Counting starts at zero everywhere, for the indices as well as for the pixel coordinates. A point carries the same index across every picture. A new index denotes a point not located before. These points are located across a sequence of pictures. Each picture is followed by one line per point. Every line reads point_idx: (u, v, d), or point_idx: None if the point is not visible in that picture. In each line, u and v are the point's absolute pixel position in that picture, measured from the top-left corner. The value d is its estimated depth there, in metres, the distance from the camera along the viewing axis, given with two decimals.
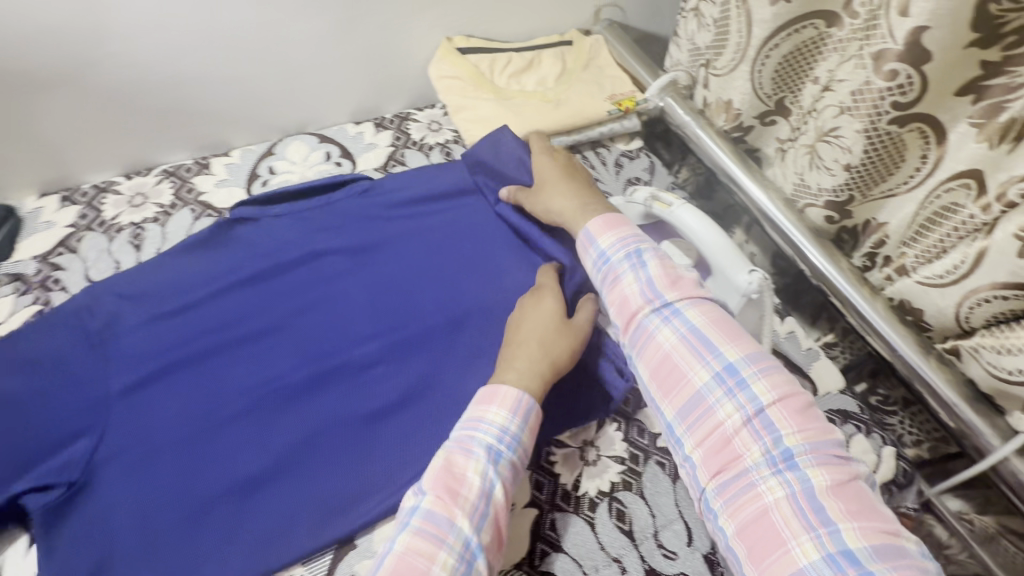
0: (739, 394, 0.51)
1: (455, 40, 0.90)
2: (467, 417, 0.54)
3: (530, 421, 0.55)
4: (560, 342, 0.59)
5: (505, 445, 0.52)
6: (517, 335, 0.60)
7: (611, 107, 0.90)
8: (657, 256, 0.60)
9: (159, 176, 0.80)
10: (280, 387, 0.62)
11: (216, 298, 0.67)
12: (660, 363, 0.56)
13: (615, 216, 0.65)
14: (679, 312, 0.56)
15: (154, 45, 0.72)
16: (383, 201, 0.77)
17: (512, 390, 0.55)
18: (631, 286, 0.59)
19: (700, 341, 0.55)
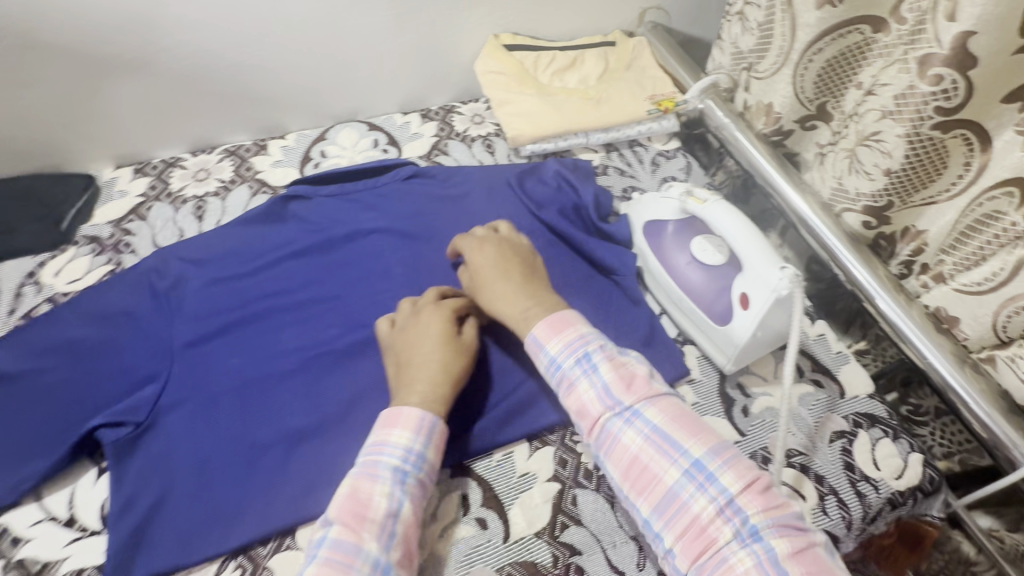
0: (710, 487, 0.48)
1: (502, 37, 0.93)
2: (370, 444, 0.52)
3: (438, 437, 0.54)
4: (457, 359, 0.58)
5: (412, 464, 0.52)
6: (413, 359, 0.57)
7: (651, 106, 0.92)
8: (608, 355, 0.55)
9: (221, 154, 0.86)
10: (326, 352, 0.66)
11: (271, 268, 0.73)
12: (629, 467, 0.51)
13: (555, 313, 0.58)
14: (640, 413, 0.52)
15: (226, 32, 0.78)
16: (426, 188, 0.81)
17: (415, 411, 0.53)
18: (588, 393, 0.54)
19: (665, 439, 0.51)
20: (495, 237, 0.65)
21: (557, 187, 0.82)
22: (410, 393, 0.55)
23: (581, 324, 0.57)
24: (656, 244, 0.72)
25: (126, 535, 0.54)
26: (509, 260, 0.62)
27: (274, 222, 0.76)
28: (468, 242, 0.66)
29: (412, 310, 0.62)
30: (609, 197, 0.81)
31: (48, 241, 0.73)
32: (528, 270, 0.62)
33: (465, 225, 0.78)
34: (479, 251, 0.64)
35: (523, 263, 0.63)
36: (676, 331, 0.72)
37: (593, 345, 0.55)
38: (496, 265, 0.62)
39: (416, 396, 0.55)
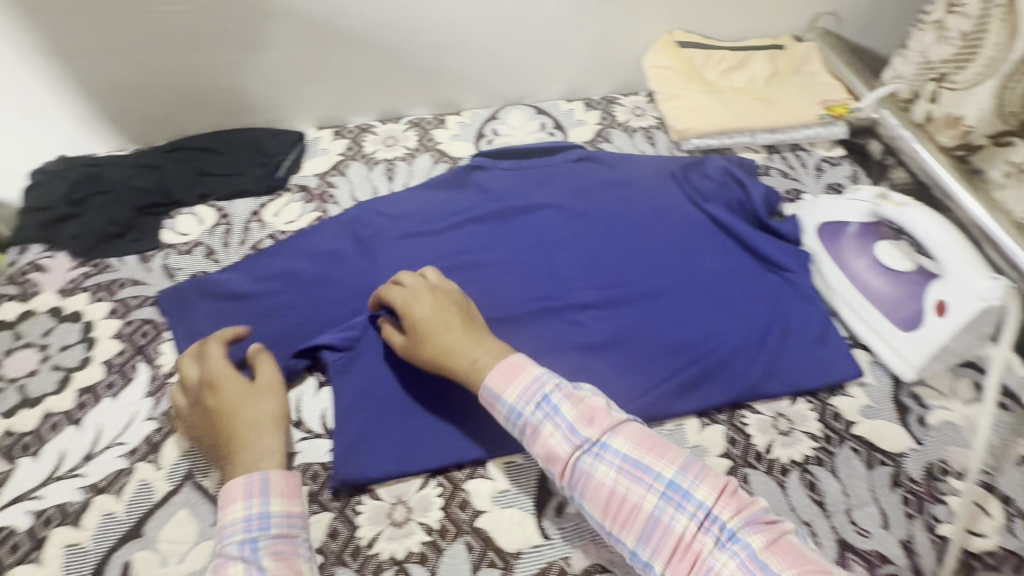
0: (688, 504, 0.46)
1: (675, 34, 0.96)
2: (214, 533, 0.49)
3: (276, 488, 0.51)
4: (270, 404, 0.58)
5: (259, 530, 0.48)
6: (224, 430, 0.55)
7: (822, 112, 0.91)
8: (565, 393, 0.52)
9: (407, 125, 0.95)
10: (509, 311, 0.72)
11: (455, 230, 0.79)
12: (606, 503, 0.49)
13: (506, 360, 0.55)
14: (607, 445, 0.50)
15: (436, 13, 0.86)
16: (595, 170, 0.85)
17: (238, 479, 0.51)
18: (553, 436, 0.51)
19: (636, 466, 0.49)
20: (420, 285, 0.62)
21: (722, 182, 0.83)
22: (236, 465, 0.53)
23: (534, 366, 0.55)
24: (833, 244, 0.73)
25: (345, 443, 0.61)
26: (445, 310, 0.60)
27: (457, 188, 0.83)
28: (394, 293, 0.62)
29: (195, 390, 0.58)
30: (777, 196, 0.82)
31: (262, 185, 0.83)
32: (467, 318, 0.60)
33: (633, 209, 0.81)
34: (414, 301, 0.61)
35: (461, 312, 0.60)
36: (845, 332, 0.71)
37: (550, 386, 0.53)
38: (435, 315, 0.59)
39: (244, 465, 0.53)
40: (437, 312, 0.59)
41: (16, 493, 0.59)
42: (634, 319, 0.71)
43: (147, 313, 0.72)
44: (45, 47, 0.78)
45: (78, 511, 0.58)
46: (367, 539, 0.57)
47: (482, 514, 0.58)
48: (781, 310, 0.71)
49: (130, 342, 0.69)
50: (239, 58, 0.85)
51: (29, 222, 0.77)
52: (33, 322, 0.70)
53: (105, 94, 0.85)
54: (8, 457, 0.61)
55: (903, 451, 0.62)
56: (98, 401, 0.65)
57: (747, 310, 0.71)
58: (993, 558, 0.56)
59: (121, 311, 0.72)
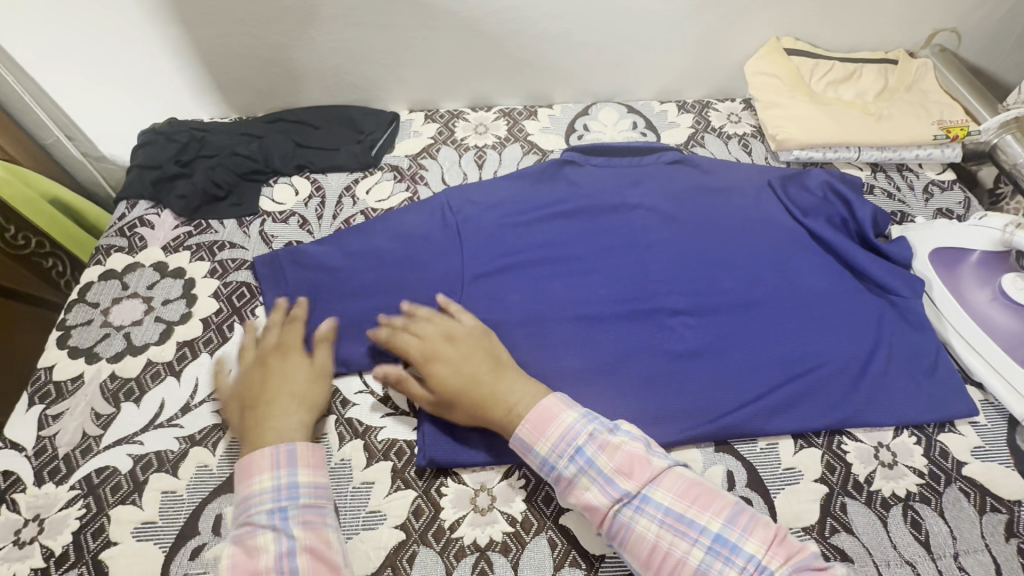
0: (736, 557, 0.47)
1: (782, 40, 0.92)
2: (239, 501, 0.52)
3: (302, 460, 0.54)
4: (316, 387, 0.62)
5: (288, 497, 0.51)
6: (266, 395, 0.59)
7: (938, 132, 0.86)
8: (600, 443, 0.53)
9: (497, 114, 0.95)
10: (597, 309, 0.70)
11: (543, 222, 0.78)
12: (649, 556, 0.50)
13: (534, 409, 0.56)
14: (648, 497, 0.51)
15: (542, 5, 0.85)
16: (689, 174, 0.83)
17: (266, 450, 0.54)
18: (591, 489, 0.52)
19: (679, 519, 0.50)
20: (437, 334, 0.61)
21: (823, 197, 0.80)
22: (264, 429, 0.57)
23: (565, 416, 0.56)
24: (950, 273, 0.69)
25: (433, 426, 0.61)
26: (469, 360, 0.59)
27: (548, 181, 0.83)
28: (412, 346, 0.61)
29: (257, 352, 0.64)
30: (885, 216, 0.78)
31: (356, 162, 0.85)
32: (492, 360, 0.60)
33: (728, 218, 0.79)
34: (438, 360, 0.60)
35: (488, 363, 0.59)
36: (957, 366, 0.67)
37: (585, 437, 0.54)
38: (460, 366, 0.59)
39: (270, 433, 0.56)
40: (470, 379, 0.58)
41: (119, 435, 0.61)
42: (728, 330, 0.69)
43: (244, 276, 0.74)
44: (170, 12, 0.82)
45: (176, 460, 0.59)
46: (450, 521, 0.56)
47: (566, 512, 0.57)
48: (888, 335, 0.67)
49: (228, 302, 0.71)
50: (348, 37, 0.87)
51: (140, 179, 0.81)
52: (139, 274, 0.73)
53: (216, 62, 0.89)
54: (112, 401, 0.63)
55: (1018, 499, 0.57)
56: (196, 355, 0.67)
57: (850, 332, 0.67)
58: None
59: (219, 272, 0.74)
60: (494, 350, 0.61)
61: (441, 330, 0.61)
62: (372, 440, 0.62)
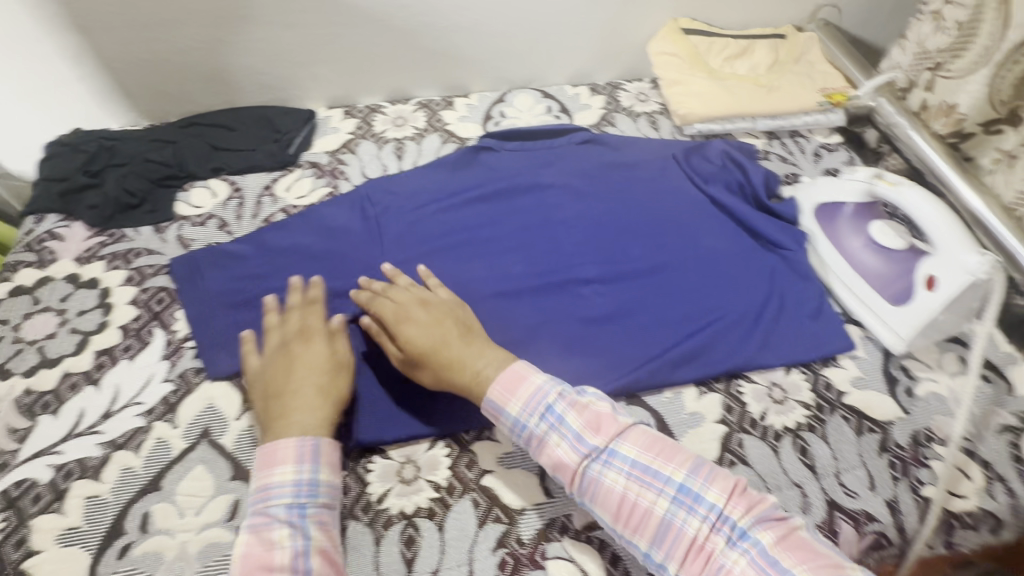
0: (699, 506, 0.50)
1: (680, 21, 0.98)
2: (257, 491, 0.52)
3: (325, 457, 0.54)
4: (339, 378, 0.60)
5: (306, 493, 0.52)
6: (287, 386, 0.58)
7: (821, 99, 0.93)
8: (569, 402, 0.56)
9: (416, 106, 0.97)
10: (514, 285, 0.74)
11: (462, 207, 0.81)
12: (616, 507, 0.52)
13: (505, 372, 0.58)
14: (615, 452, 0.54)
15: None
16: (598, 152, 0.88)
17: (291, 441, 0.53)
18: (561, 446, 0.55)
19: (645, 471, 0.53)
20: (413, 300, 0.64)
21: (722, 166, 0.86)
22: (287, 423, 0.55)
23: (536, 378, 0.58)
24: (829, 225, 0.76)
25: (361, 408, 0.63)
26: (440, 324, 0.62)
27: (466, 167, 0.86)
28: (389, 309, 0.63)
29: (280, 338, 0.62)
30: (775, 179, 0.84)
31: (274, 161, 0.85)
32: (463, 327, 0.63)
33: (637, 191, 0.84)
34: (406, 322, 0.62)
35: (456, 325, 0.62)
36: (838, 308, 0.74)
37: (555, 398, 0.56)
38: (428, 331, 0.61)
39: (294, 427, 0.55)
40: (427, 344, 0.61)
41: (37, 448, 0.60)
42: (636, 294, 0.74)
43: (163, 281, 0.74)
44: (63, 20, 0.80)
45: (98, 466, 0.59)
46: (378, 494, 0.59)
47: (488, 474, 0.61)
48: (779, 286, 0.73)
49: (146, 308, 0.71)
50: (255, 37, 0.88)
51: (46, 191, 0.79)
52: (51, 287, 0.72)
53: (121, 68, 0.88)
54: (29, 415, 0.62)
55: (890, 419, 0.64)
56: (115, 362, 0.66)
57: (745, 286, 0.73)
58: (973, 518, 0.59)
59: (136, 279, 0.73)
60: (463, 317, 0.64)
61: (413, 298, 0.64)
62: None
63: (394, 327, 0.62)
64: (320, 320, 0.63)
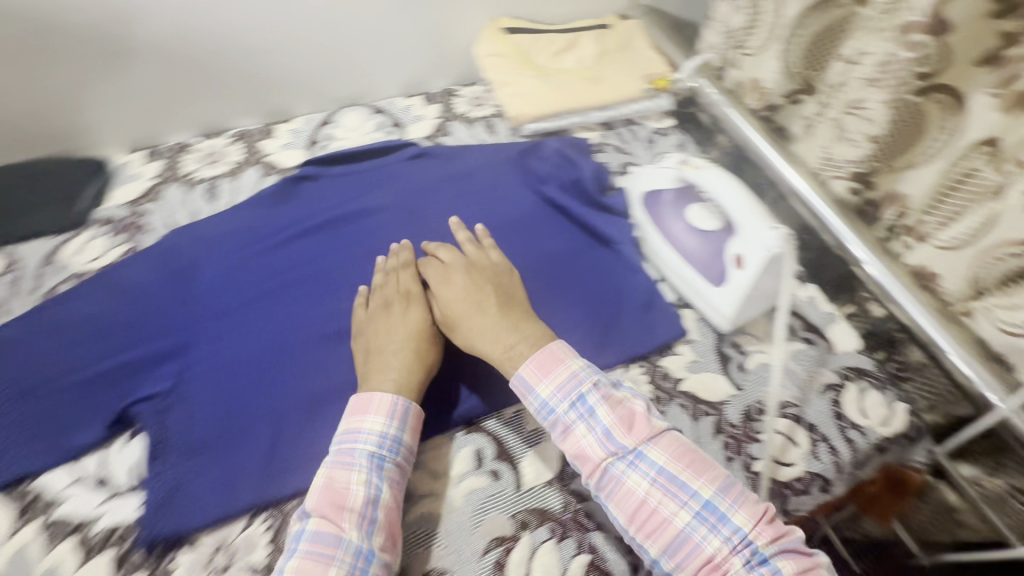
0: (723, 526, 0.49)
1: (500, 21, 0.97)
2: (345, 430, 0.55)
3: (411, 420, 0.57)
4: (432, 344, 0.64)
5: (389, 448, 0.55)
6: (383, 347, 0.62)
7: (645, 86, 0.95)
8: (602, 394, 0.56)
9: (231, 138, 0.89)
10: (340, 325, 0.69)
11: (284, 246, 0.75)
12: (635, 510, 0.51)
13: (541, 352, 0.58)
14: (643, 455, 0.53)
15: (233, 17, 0.82)
16: (430, 166, 0.84)
17: (386, 397, 0.57)
18: (586, 437, 0.54)
19: (672, 480, 0.51)
20: (461, 265, 0.68)
21: (558, 163, 0.85)
22: (377, 379, 0.59)
23: (573, 362, 0.58)
24: (654, 211, 0.76)
25: (159, 495, 0.56)
26: (480, 289, 0.65)
27: (286, 201, 0.79)
28: (436, 274, 0.68)
29: (381, 302, 0.67)
30: (606, 172, 0.85)
31: (57, 224, 0.75)
32: (502, 295, 0.65)
33: (470, 203, 0.81)
34: (448, 285, 0.66)
35: (496, 291, 0.65)
36: (673, 296, 0.75)
37: (588, 388, 0.56)
38: (469, 296, 0.65)
39: (384, 383, 0.59)
40: (468, 307, 0.64)
41: None
42: None
43: None
44: None
45: None
46: None
47: None
48: (613, 284, 0.73)
49: None
50: (18, 86, 0.78)
51: None
52: None
53: None
54: None
55: (723, 399, 0.66)
56: None
57: (579, 287, 0.73)
58: (801, 483, 0.61)
59: None
60: (511, 279, 0.68)
61: (462, 264, 0.68)
62: (88, 533, 0.55)
63: (441, 292, 0.66)
64: (417, 284, 0.68)
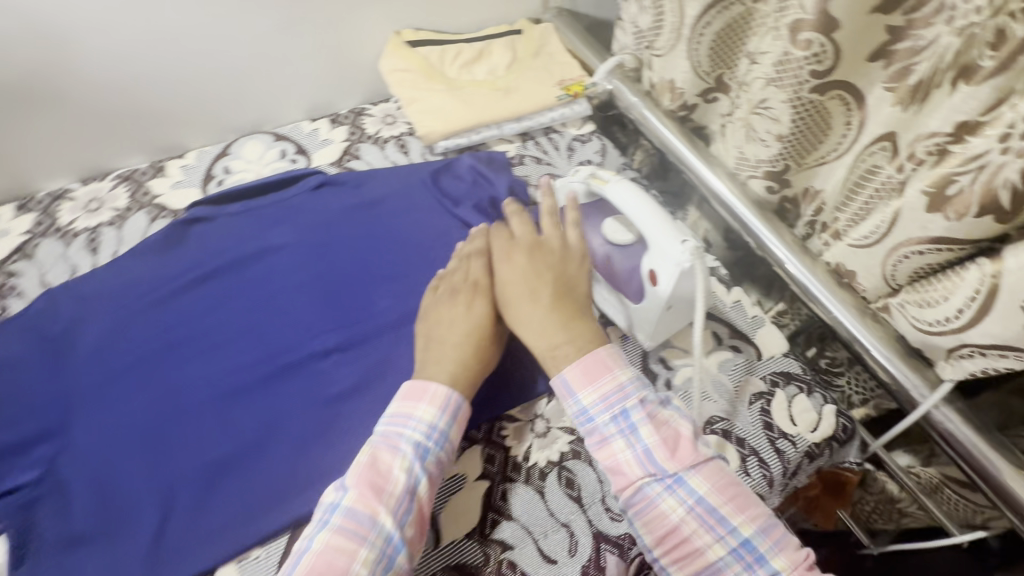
0: (759, 568, 0.47)
1: (403, 34, 0.92)
2: (395, 413, 0.54)
3: (459, 417, 0.56)
4: (490, 339, 0.60)
5: (435, 442, 0.53)
6: (441, 340, 0.59)
7: (560, 92, 0.92)
8: (647, 412, 0.53)
9: (114, 180, 0.82)
10: (239, 381, 0.63)
11: (176, 297, 0.68)
12: (666, 534, 0.50)
13: (589, 356, 0.55)
14: (683, 482, 0.50)
15: (111, 45, 0.75)
16: (336, 195, 0.79)
17: (441, 389, 0.55)
18: (624, 453, 0.52)
19: (711, 512, 0.49)
20: (524, 247, 0.62)
21: (472, 182, 0.81)
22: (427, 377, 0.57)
23: (621, 371, 0.55)
24: None
25: None
26: (539, 275, 0.60)
27: (174, 248, 0.72)
28: (499, 256, 0.63)
29: (449, 287, 0.63)
30: (523, 186, 0.81)
31: None
32: (560, 286, 0.60)
33: (379, 233, 0.76)
34: (506, 265, 0.62)
35: (554, 280, 0.60)
36: (599, 313, 0.73)
37: (631, 403, 0.53)
38: (524, 282, 0.59)
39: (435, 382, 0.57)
40: (524, 292, 0.59)
41: None
42: (382, 356, 0.66)
43: None
44: None
45: None
46: None
47: None
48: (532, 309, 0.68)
49: None
50: None
51: None
52: None
53: None
54: None
55: None
56: None
57: None
58: None
59: None
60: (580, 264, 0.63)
61: (528, 244, 0.63)
62: None
63: (498, 276, 0.61)
64: (485, 274, 0.63)
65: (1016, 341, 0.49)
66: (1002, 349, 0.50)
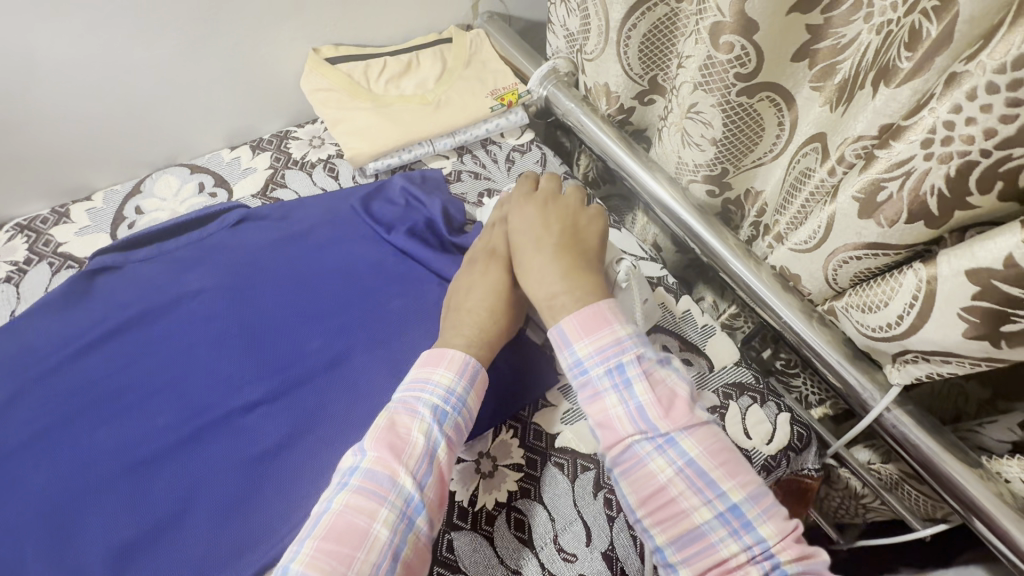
0: (746, 534, 0.44)
1: (323, 51, 0.87)
2: (412, 378, 0.54)
3: (476, 386, 0.55)
4: (507, 309, 0.60)
5: (452, 406, 0.53)
6: (456, 307, 0.60)
7: (493, 103, 0.88)
8: (644, 369, 0.49)
9: (11, 231, 0.76)
10: (152, 448, 0.58)
11: (79, 359, 0.62)
12: (652, 495, 0.46)
13: (588, 308, 0.51)
14: (675, 443, 0.46)
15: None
16: (256, 229, 0.73)
17: (458, 355, 0.55)
18: (616, 409, 0.48)
19: (700, 475, 0.46)
20: (538, 200, 0.62)
21: (406, 205, 0.76)
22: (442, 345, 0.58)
23: (620, 324, 0.51)
24: None
25: None
26: (550, 223, 0.59)
27: (77, 303, 0.66)
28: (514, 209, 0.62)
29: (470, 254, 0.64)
30: (458, 206, 0.77)
31: None
32: (568, 233, 0.58)
33: (306, 268, 0.70)
34: (518, 215, 0.61)
35: (562, 229, 0.58)
36: None
37: (628, 357, 0.49)
38: (532, 229, 0.59)
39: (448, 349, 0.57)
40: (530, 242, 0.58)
41: None
42: (310, 406, 0.62)
43: None
44: None
45: None
46: None
47: None
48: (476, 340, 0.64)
49: None
50: None
51: None
52: None
53: None
54: None
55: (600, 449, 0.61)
56: None
57: None
58: None
59: None
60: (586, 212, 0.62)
61: (546, 196, 0.62)
62: None
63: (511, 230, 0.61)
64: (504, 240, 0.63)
65: (956, 349, 0.47)
66: (944, 355, 0.49)
